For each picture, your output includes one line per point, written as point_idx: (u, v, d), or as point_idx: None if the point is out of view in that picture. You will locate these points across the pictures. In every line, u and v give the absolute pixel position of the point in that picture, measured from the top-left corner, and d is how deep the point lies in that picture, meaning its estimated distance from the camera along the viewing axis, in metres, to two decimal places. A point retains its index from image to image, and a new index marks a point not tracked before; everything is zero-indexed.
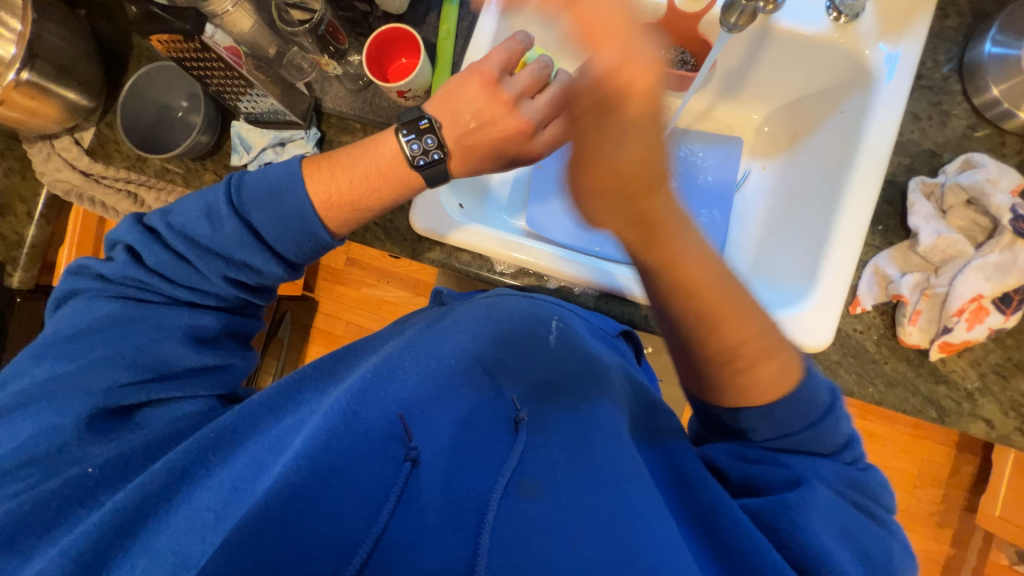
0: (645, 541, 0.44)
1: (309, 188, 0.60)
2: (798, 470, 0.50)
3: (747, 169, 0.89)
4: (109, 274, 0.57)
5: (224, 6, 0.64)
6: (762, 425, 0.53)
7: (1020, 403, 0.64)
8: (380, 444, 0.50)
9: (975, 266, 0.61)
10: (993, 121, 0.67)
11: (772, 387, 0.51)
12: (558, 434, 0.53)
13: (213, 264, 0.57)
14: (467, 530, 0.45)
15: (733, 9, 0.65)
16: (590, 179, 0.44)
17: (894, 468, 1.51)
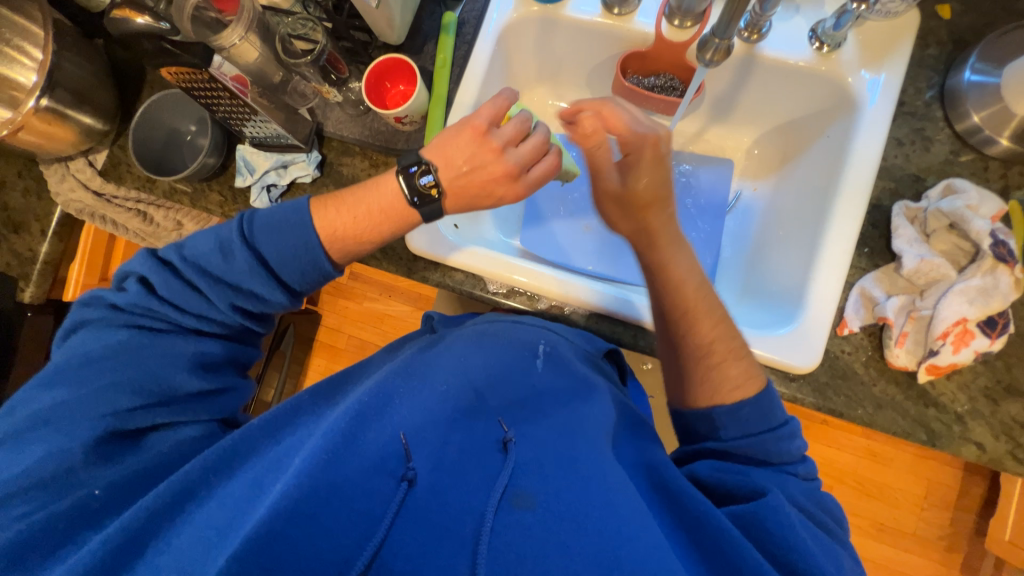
0: (633, 547, 0.45)
1: (314, 225, 0.62)
2: (758, 476, 0.55)
3: (738, 190, 0.90)
4: (121, 304, 0.59)
5: (232, 39, 0.67)
6: (731, 424, 0.58)
7: (1011, 427, 0.64)
8: (378, 463, 0.50)
9: (958, 289, 0.61)
10: (976, 147, 0.68)
11: (742, 385, 0.59)
12: (545, 451, 0.54)
13: (223, 293, 0.60)
14: (462, 548, 0.45)
15: (707, 46, 0.67)
16: (633, 185, 0.65)
17: (901, 489, 1.50)
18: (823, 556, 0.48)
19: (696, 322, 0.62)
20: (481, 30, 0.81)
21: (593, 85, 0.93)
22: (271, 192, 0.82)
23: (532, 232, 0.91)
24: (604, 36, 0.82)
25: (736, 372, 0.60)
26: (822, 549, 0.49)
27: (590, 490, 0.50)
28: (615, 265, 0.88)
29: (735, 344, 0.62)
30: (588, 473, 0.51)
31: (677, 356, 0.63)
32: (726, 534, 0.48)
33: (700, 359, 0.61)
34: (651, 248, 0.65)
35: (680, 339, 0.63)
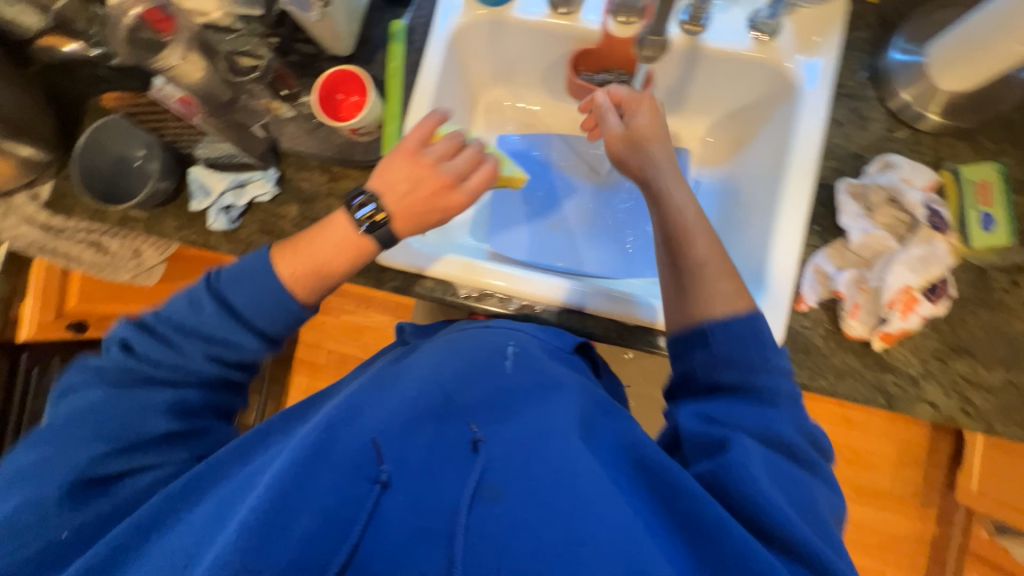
0: (604, 531, 0.46)
1: (275, 266, 0.61)
2: (744, 424, 0.56)
3: (697, 177, 0.92)
4: (99, 365, 0.58)
5: (172, 61, 0.64)
6: (723, 340, 0.60)
7: (961, 385, 0.67)
8: (350, 469, 0.50)
9: (901, 260, 0.64)
10: (908, 123, 0.72)
11: (730, 298, 0.63)
12: (517, 444, 0.54)
13: (196, 344, 0.58)
14: (436, 545, 0.46)
15: (645, 43, 0.67)
16: (640, 119, 0.74)
17: (875, 451, 1.57)
18: (799, 517, 0.50)
19: (691, 241, 0.67)
20: (430, 36, 0.81)
21: (548, 83, 0.94)
22: (230, 213, 0.81)
23: (500, 233, 0.91)
24: (552, 35, 0.83)
25: (726, 290, 0.64)
26: (801, 515, 0.51)
27: (558, 476, 0.51)
28: (583, 259, 0.90)
29: (725, 266, 0.66)
30: (560, 462, 0.52)
31: (677, 275, 0.67)
32: (701, 499, 0.50)
33: (697, 274, 0.65)
34: (657, 173, 0.72)
35: (680, 259, 0.67)
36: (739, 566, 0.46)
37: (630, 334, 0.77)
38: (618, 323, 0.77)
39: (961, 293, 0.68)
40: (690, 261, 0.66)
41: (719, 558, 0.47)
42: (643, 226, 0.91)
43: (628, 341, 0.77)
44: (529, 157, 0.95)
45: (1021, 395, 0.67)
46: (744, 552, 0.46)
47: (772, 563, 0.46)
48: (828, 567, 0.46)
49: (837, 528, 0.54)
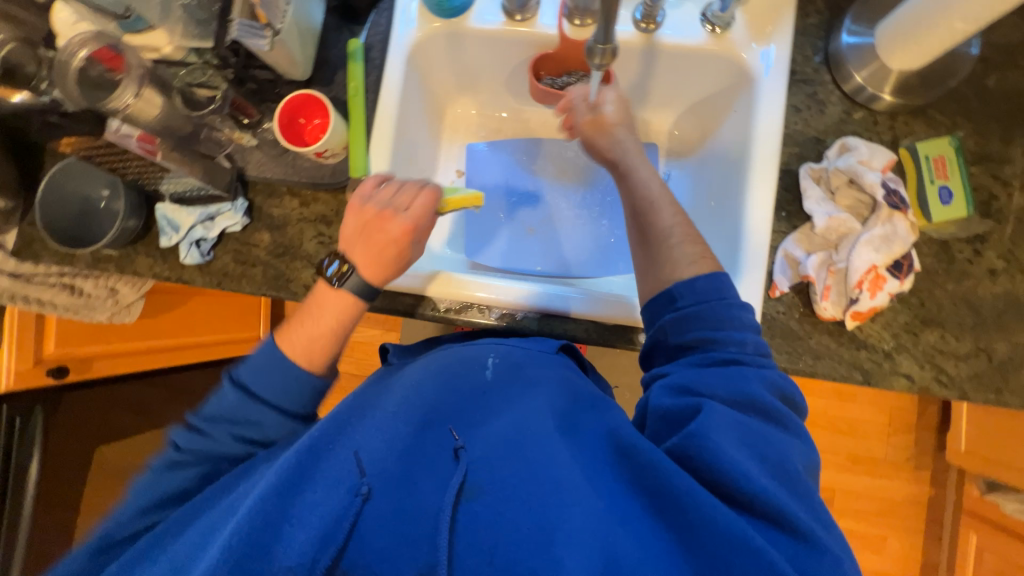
0: (575, 521, 0.48)
1: (280, 347, 0.63)
2: (715, 388, 0.56)
3: (667, 171, 0.93)
4: (151, 465, 0.62)
5: (126, 100, 0.65)
6: (686, 293, 0.62)
7: (933, 355, 0.69)
8: (333, 487, 0.52)
9: (865, 240, 0.65)
10: (865, 105, 0.74)
11: (695, 261, 0.65)
12: (494, 446, 0.55)
13: (223, 427, 0.61)
14: (425, 549, 0.48)
15: (593, 53, 0.62)
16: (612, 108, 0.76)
17: (868, 421, 1.61)
18: (783, 490, 0.51)
19: (656, 211, 0.69)
20: (388, 53, 0.81)
21: (513, 89, 0.94)
22: (201, 247, 0.80)
23: (477, 243, 0.91)
24: (511, 42, 0.84)
25: (692, 254, 0.65)
26: (788, 492, 0.51)
27: (530, 470, 0.52)
28: (561, 261, 0.91)
29: (690, 232, 0.68)
30: (535, 459, 0.53)
31: (645, 247, 0.68)
32: (670, 473, 0.50)
33: (664, 243, 0.67)
34: (626, 154, 0.74)
35: (646, 229, 0.69)
36: (707, 534, 0.47)
37: (611, 333, 0.78)
38: (597, 324, 0.78)
39: (925, 267, 0.70)
40: (656, 231, 0.68)
41: (690, 529, 0.48)
42: (618, 223, 0.92)
43: (610, 340, 0.78)
44: (500, 165, 0.96)
45: (989, 360, 0.69)
46: (713, 522, 0.47)
47: (740, 526, 0.47)
48: (794, 524, 0.48)
49: (811, 478, 0.55)
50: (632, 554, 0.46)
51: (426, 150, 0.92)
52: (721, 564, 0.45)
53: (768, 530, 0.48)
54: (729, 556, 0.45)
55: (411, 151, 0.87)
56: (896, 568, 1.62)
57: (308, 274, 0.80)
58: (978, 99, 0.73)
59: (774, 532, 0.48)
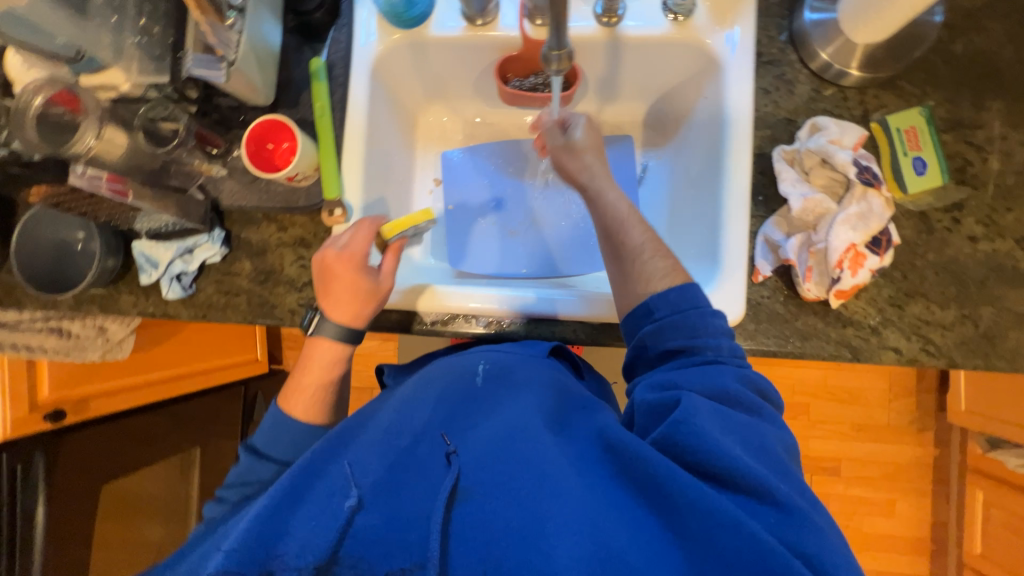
0: (563, 511, 0.49)
1: (284, 408, 0.70)
2: (692, 384, 0.57)
3: (644, 162, 0.92)
4: None
5: (87, 143, 0.65)
6: (662, 305, 0.63)
7: (919, 327, 0.69)
8: (326, 500, 0.54)
9: (841, 219, 0.65)
10: (834, 81, 0.73)
11: (667, 275, 0.65)
12: (483, 448, 0.56)
13: (237, 490, 0.67)
14: (417, 546, 0.49)
15: (549, 60, 0.61)
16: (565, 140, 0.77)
17: (869, 388, 1.62)
18: (772, 473, 0.52)
19: (626, 230, 0.69)
20: (352, 69, 0.80)
21: (482, 93, 0.92)
22: (182, 281, 0.80)
23: (460, 251, 0.91)
24: (475, 47, 0.83)
25: (659, 271, 0.65)
26: (778, 474, 0.52)
27: (518, 466, 0.53)
28: (546, 262, 0.90)
29: (662, 247, 0.68)
30: (524, 457, 0.54)
31: (620, 264, 0.68)
32: (655, 463, 0.50)
33: (638, 261, 0.66)
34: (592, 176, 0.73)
35: (619, 249, 0.68)
36: (691, 514, 0.48)
37: (599, 331, 0.78)
38: (586, 323, 0.78)
39: (905, 239, 0.70)
40: (628, 246, 0.68)
41: (676, 511, 0.48)
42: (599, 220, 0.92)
43: (600, 338, 0.78)
44: (477, 170, 0.95)
45: (975, 327, 0.69)
46: (696, 501, 0.48)
47: (724, 504, 0.47)
48: (775, 496, 0.49)
49: (791, 461, 0.56)
50: (619, 539, 0.47)
51: (401, 163, 0.92)
52: (708, 541, 0.46)
53: (752, 504, 0.49)
54: (715, 534, 0.46)
55: (385, 166, 0.86)
56: (907, 530, 1.63)
57: (292, 299, 0.80)
58: (945, 65, 0.72)
59: (758, 505, 0.49)
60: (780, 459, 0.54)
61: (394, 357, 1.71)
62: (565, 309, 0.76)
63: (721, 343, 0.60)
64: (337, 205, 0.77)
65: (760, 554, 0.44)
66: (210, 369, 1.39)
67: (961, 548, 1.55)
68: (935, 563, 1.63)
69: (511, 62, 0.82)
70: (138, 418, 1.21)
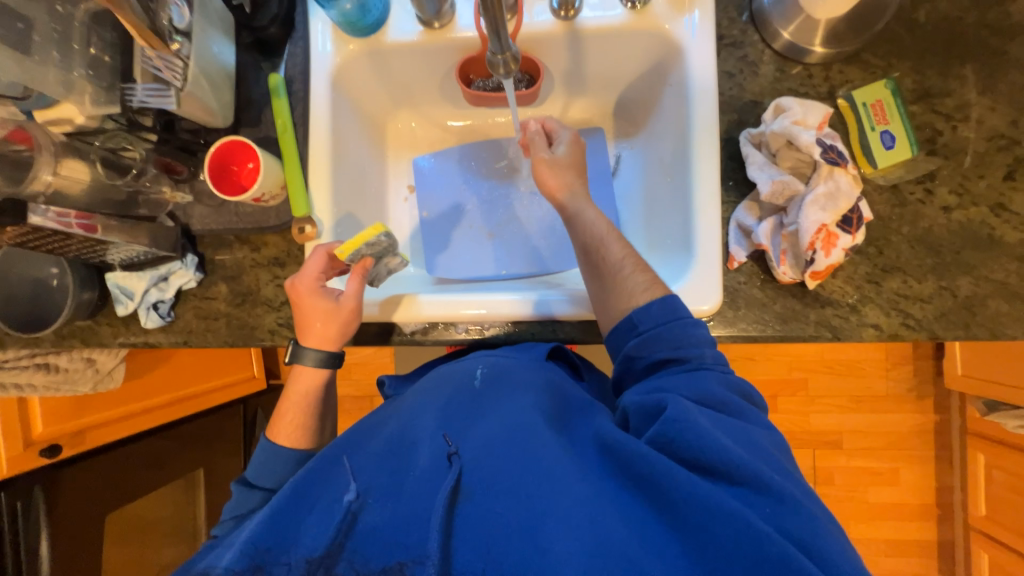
0: (563, 508, 0.49)
1: (276, 440, 0.69)
2: (680, 389, 0.57)
3: (617, 153, 0.91)
4: None
5: (45, 179, 0.64)
6: (644, 318, 0.63)
7: (898, 302, 0.69)
8: (328, 508, 0.54)
9: (810, 201, 0.64)
10: (797, 59, 0.73)
11: (647, 289, 0.65)
12: (484, 449, 0.55)
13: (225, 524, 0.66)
14: (415, 542, 0.49)
15: (495, 65, 0.64)
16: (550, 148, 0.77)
17: (865, 359, 1.62)
18: (767, 466, 0.51)
19: (606, 246, 0.69)
20: (312, 82, 0.79)
21: (449, 96, 0.91)
22: (159, 309, 0.79)
23: (439, 257, 0.91)
24: (436, 50, 0.82)
25: (638, 284, 0.65)
26: (776, 470, 0.52)
27: (519, 464, 0.53)
28: (527, 261, 0.90)
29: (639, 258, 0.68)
30: (524, 456, 0.53)
31: (600, 282, 0.68)
32: (654, 461, 0.50)
33: (616, 273, 0.67)
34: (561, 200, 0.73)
35: (599, 266, 0.68)
36: (689, 509, 0.47)
37: (580, 328, 0.78)
38: (566, 322, 0.77)
39: (878, 214, 0.70)
40: (604, 260, 0.68)
41: (674, 506, 0.48)
42: None
43: (581, 335, 0.78)
44: (450, 174, 0.94)
45: (954, 298, 0.68)
46: (695, 497, 0.47)
47: (721, 496, 0.47)
48: (772, 488, 0.48)
49: (785, 460, 0.55)
50: (620, 533, 0.47)
51: (374, 172, 0.91)
52: (705, 533, 0.46)
53: (747, 495, 0.49)
54: (714, 527, 0.46)
55: (356, 178, 0.86)
56: (913, 497, 1.64)
57: (271, 319, 0.80)
58: (909, 35, 0.71)
59: (753, 496, 0.48)
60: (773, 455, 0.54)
61: (390, 363, 1.71)
62: (546, 311, 0.75)
63: (708, 354, 0.61)
64: (307, 221, 0.77)
65: (757, 545, 0.44)
66: (207, 390, 1.38)
67: (967, 511, 1.55)
68: (942, 528, 1.64)
69: (472, 63, 0.81)
70: (137, 445, 1.21)
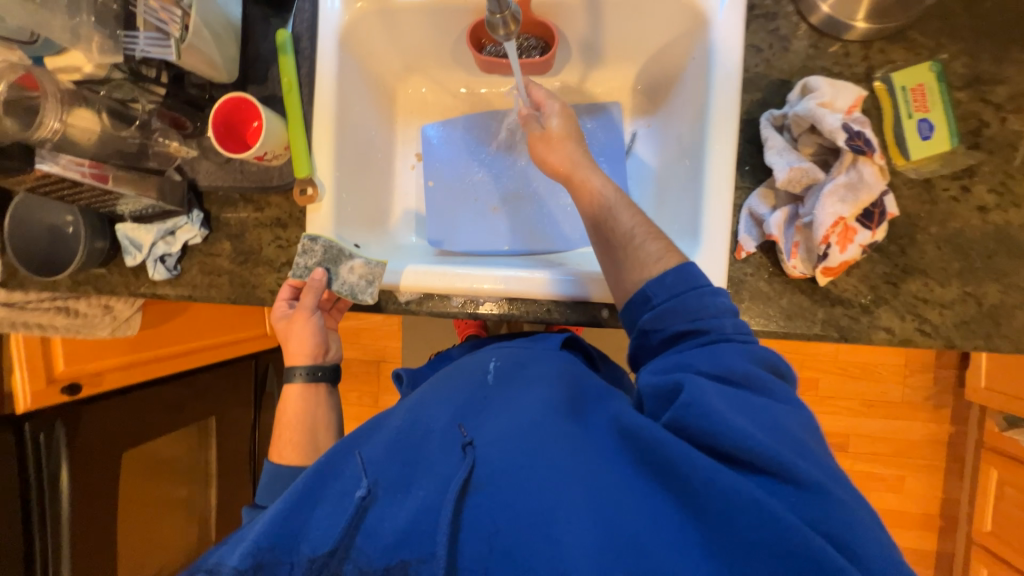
0: (575, 498, 0.47)
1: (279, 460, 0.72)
2: (699, 363, 0.55)
3: (632, 131, 0.86)
4: None
5: (53, 125, 0.65)
6: (660, 290, 0.60)
7: (915, 305, 0.65)
8: (340, 497, 0.54)
9: (829, 190, 0.60)
10: (835, 35, 0.67)
11: (662, 258, 0.62)
12: (495, 441, 0.54)
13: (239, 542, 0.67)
14: (421, 541, 0.48)
15: (494, 26, 0.62)
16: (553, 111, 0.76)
17: (882, 363, 1.55)
18: (794, 452, 0.48)
19: (618, 212, 0.66)
20: (319, 40, 0.77)
21: (462, 62, 0.88)
22: (167, 263, 0.81)
23: (441, 230, 0.89)
24: (448, 11, 0.78)
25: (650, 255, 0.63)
26: (802, 454, 0.49)
27: (530, 456, 0.51)
28: (530, 239, 0.87)
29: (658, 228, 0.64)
30: (535, 448, 0.52)
31: (612, 250, 0.66)
32: (662, 444, 0.48)
33: (632, 245, 0.64)
34: (570, 174, 0.70)
35: (611, 239, 0.66)
36: (711, 498, 0.45)
37: (575, 312, 0.75)
38: (560, 303, 0.75)
39: (905, 209, 0.65)
40: (617, 233, 0.65)
41: (692, 494, 0.46)
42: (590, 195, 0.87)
43: (577, 319, 0.75)
44: (458, 148, 0.91)
45: (978, 306, 0.64)
46: (712, 484, 0.45)
47: (740, 484, 0.45)
48: (795, 474, 0.46)
49: (816, 445, 0.52)
50: (635, 521, 0.45)
51: (381, 139, 0.89)
52: (725, 523, 0.44)
53: (772, 485, 0.46)
54: (734, 516, 0.44)
55: (361, 143, 0.84)
56: (917, 507, 1.60)
57: (272, 280, 0.81)
58: (965, 12, 0.64)
59: (778, 486, 0.46)
60: (802, 437, 0.51)
61: (396, 331, 1.74)
62: (542, 290, 0.74)
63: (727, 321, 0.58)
64: (308, 183, 0.77)
65: (782, 538, 0.42)
66: (218, 344, 1.44)
67: (972, 525, 1.51)
68: (942, 539, 1.60)
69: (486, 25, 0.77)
70: (153, 391, 1.26)
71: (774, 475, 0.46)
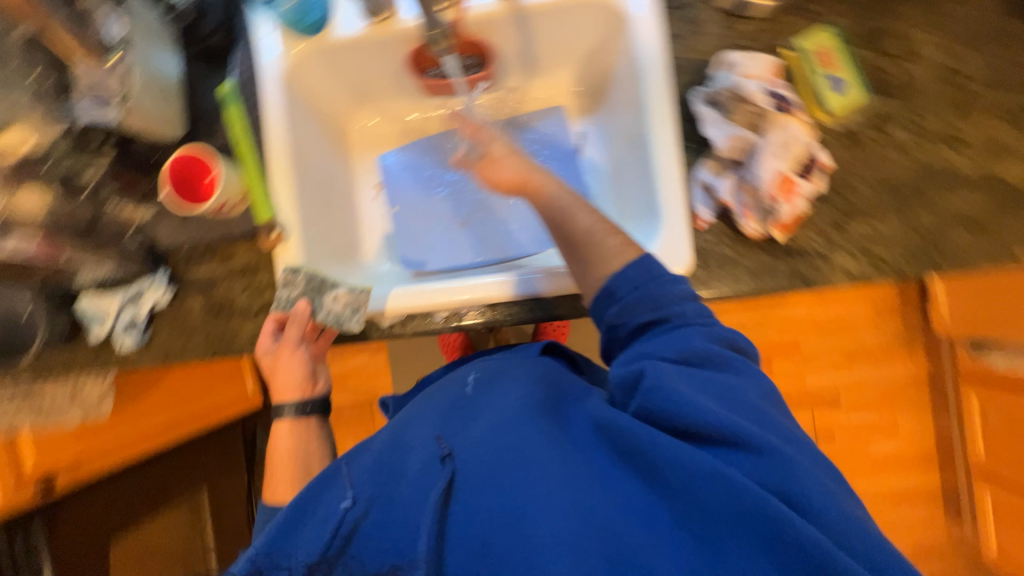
0: (549, 492, 0.49)
1: None
2: (661, 350, 0.55)
3: (578, 130, 0.90)
4: None
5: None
6: (621, 284, 0.57)
7: (865, 245, 0.69)
8: (322, 517, 0.54)
9: (767, 149, 0.66)
10: (741, 15, 0.73)
11: (622, 253, 0.59)
12: (474, 445, 0.55)
13: None
14: (407, 547, 0.52)
15: None
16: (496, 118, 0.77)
17: (853, 313, 1.63)
18: (747, 419, 0.52)
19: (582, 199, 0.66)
20: (262, 86, 0.79)
21: (406, 90, 0.91)
22: (136, 328, 0.79)
23: (412, 252, 0.89)
24: (384, 43, 0.82)
25: None
26: (754, 419, 0.53)
27: (508, 458, 0.52)
28: (501, 245, 0.88)
29: None
30: (513, 448, 0.53)
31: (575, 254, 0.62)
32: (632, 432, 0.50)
33: None
34: None
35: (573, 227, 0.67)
36: (673, 476, 0.48)
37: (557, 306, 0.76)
38: (541, 300, 0.76)
39: (838, 159, 0.70)
40: None
41: (659, 475, 0.49)
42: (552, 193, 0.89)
43: (559, 312, 0.76)
44: (415, 171, 0.93)
45: (920, 237, 0.69)
46: (675, 462, 0.48)
47: (702, 458, 0.48)
48: (751, 443, 0.49)
49: (770, 407, 0.56)
50: (604, 507, 0.48)
51: (337, 173, 0.90)
52: (686, 495, 0.47)
53: (730, 453, 0.49)
54: (694, 489, 0.47)
55: (320, 180, 0.85)
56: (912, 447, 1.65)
57: (249, 327, 0.80)
58: None
59: (735, 454, 0.49)
60: (758, 404, 0.54)
61: (384, 368, 1.71)
62: (520, 290, 0.75)
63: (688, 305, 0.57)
64: (273, 226, 0.77)
65: (739, 505, 0.45)
66: (203, 412, 1.35)
67: (967, 455, 1.56)
68: (943, 475, 1.65)
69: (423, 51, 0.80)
70: (133, 471, 1.20)
71: (733, 443, 0.49)
